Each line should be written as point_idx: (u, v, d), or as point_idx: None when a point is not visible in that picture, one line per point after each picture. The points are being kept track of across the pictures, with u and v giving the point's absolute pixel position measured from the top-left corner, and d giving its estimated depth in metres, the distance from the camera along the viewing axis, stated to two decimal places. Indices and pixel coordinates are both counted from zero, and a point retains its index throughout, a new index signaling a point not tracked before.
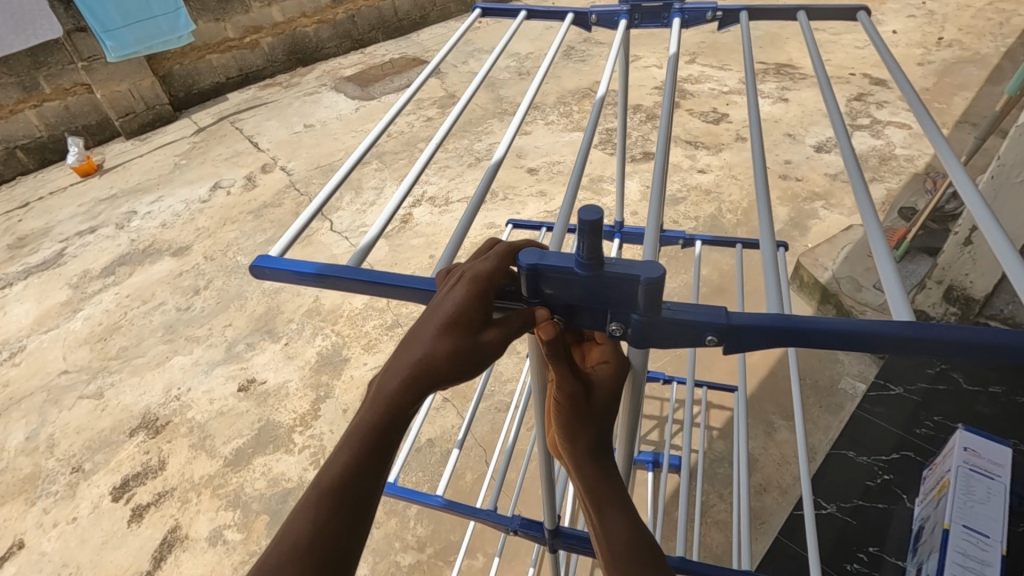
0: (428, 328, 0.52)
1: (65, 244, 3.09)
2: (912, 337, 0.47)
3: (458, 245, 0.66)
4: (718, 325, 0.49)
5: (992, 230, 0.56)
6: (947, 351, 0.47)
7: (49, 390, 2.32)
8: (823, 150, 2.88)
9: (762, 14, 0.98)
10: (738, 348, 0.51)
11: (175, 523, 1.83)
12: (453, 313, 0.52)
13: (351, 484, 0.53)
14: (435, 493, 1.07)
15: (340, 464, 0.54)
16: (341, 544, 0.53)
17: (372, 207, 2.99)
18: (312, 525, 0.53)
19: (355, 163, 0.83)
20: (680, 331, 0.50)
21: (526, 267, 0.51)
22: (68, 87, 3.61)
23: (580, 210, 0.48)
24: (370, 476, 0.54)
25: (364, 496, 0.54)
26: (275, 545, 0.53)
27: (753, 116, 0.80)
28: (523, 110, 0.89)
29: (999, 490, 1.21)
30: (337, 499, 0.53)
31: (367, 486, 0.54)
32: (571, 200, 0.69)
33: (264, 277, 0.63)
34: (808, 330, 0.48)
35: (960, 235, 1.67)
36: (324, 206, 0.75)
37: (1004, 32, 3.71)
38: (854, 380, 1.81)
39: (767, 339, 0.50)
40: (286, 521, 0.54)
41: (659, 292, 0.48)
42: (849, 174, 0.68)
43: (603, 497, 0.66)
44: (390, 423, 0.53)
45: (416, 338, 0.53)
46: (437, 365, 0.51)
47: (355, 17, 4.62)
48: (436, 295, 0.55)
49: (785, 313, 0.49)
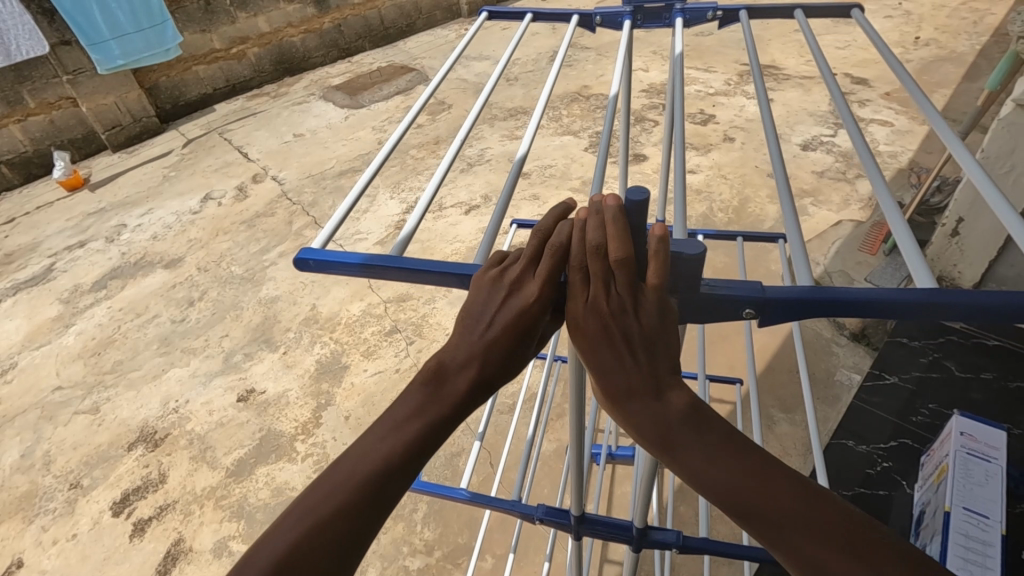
0: (485, 329, 0.54)
1: (54, 259, 3.06)
2: (938, 305, 0.49)
3: (492, 237, 0.67)
4: (755, 298, 0.51)
5: (999, 204, 0.58)
6: (970, 315, 0.49)
7: (43, 407, 2.28)
8: (809, 148, 2.94)
9: (760, 13, 1.00)
10: (771, 321, 0.53)
11: (178, 536, 1.81)
12: (505, 319, 0.53)
13: (385, 467, 0.52)
14: (457, 486, 1.05)
15: (371, 450, 0.52)
16: (362, 532, 0.50)
17: (366, 215, 3.00)
18: (339, 499, 0.50)
19: (381, 159, 0.83)
20: (718, 305, 0.53)
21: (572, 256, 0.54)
22: (54, 101, 3.57)
23: (626, 190, 0.50)
24: (404, 467, 0.52)
25: (394, 485, 0.52)
26: (286, 514, 0.50)
27: (762, 111, 0.82)
28: (538, 109, 0.90)
29: (995, 472, 1.24)
30: (369, 480, 0.51)
31: (400, 475, 0.52)
32: (597, 193, 0.71)
33: (307, 268, 0.63)
34: (840, 301, 0.50)
35: (947, 227, 1.72)
36: (356, 201, 0.75)
37: (978, 30, 3.82)
38: (849, 371, 1.86)
39: (800, 311, 0.51)
40: (307, 492, 0.51)
41: (698, 268, 0.50)
42: (862, 162, 0.70)
43: (669, 426, 0.50)
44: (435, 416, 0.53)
45: (467, 335, 0.54)
46: (486, 365, 0.53)
47: (341, 26, 4.63)
48: (477, 303, 0.54)
49: (817, 286, 0.51)
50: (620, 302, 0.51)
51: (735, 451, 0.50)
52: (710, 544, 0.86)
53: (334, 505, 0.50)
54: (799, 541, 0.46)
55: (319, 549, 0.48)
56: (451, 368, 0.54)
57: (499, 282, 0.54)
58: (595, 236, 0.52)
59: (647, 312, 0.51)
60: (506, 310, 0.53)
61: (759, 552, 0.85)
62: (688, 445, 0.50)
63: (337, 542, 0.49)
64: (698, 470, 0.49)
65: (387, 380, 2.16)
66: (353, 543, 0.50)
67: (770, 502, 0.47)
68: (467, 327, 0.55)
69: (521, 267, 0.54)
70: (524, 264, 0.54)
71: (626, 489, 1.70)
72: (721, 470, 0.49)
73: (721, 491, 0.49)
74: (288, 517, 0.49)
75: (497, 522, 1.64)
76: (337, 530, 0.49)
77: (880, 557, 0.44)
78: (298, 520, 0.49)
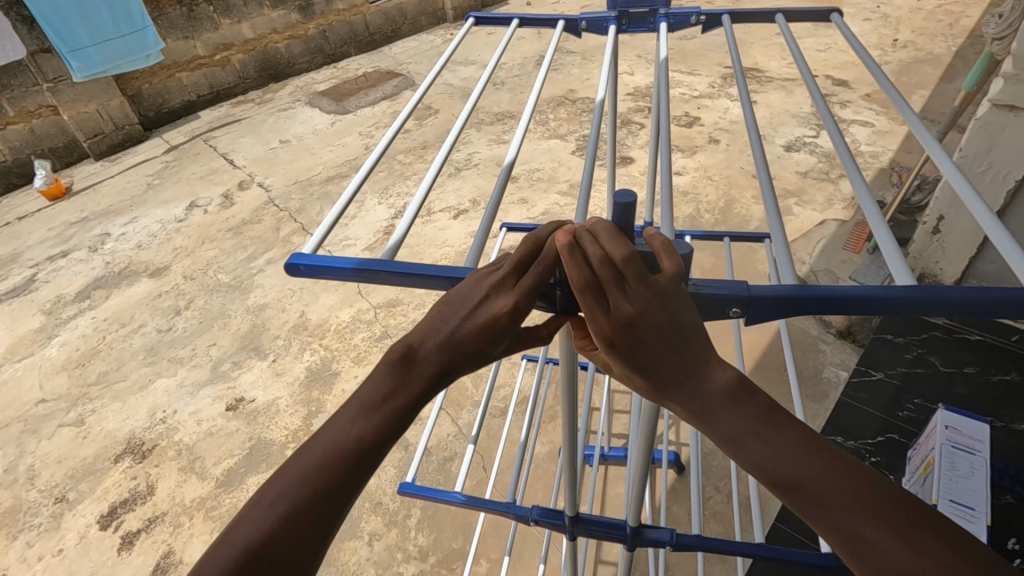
0: (457, 320, 0.54)
1: (35, 270, 3.01)
2: (917, 299, 0.50)
3: (483, 240, 0.67)
4: (741, 296, 0.51)
5: (977, 204, 0.59)
6: (952, 309, 0.50)
7: (26, 421, 2.24)
8: (793, 149, 2.98)
9: (743, 17, 1.02)
10: (757, 318, 0.53)
11: (168, 549, 1.78)
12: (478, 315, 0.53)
13: (350, 455, 0.54)
14: (452, 490, 1.05)
15: (338, 438, 0.55)
16: (331, 512, 0.54)
17: (354, 220, 2.99)
18: (308, 484, 0.53)
19: (372, 163, 0.83)
20: (704, 305, 0.53)
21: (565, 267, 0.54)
22: (33, 110, 3.52)
23: (614, 192, 0.52)
24: (370, 453, 0.55)
25: (362, 469, 0.55)
26: (265, 492, 0.54)
27: (746, 113, 0.83)
28: (526, 113, 0.91)
29: (980, 464, 1.26)
30: (336, 467, 0.54)
31: (366, 460, 0.55)
32: (585, 196, 0.72)
33: (298, 274, 0.63)
34: (823, 298, 0.51)
35: (928, 225, 1.75)
36: (347, 206, 0.75)
37: (953, 33, 3.89)
38: (836, 368, 1.91)
39: (786, 308, 0.52)
40: (277, 479, 0.54)
41: (683, 268, 0.51)
42: (845, 163, 0.71)
43: (714, 405, 0.52)
44: (401, 404, 0.55)
45: (440, 326, 0.54)
46: (455, 356, 0.54)
47: (326, 32, 4.62)
48: (460, 297, 0.54)
49: (802, 284, 0.52)
50: (644, 299, 0.49)
51: (782, 429, 0.51)
52: (704, 541, 0.86)
53: (304, 491, 0.53)
54: (838, 515, 0.49)
55: (293, 529, 0.53)
56: (419, 361, 0.54)
57: (484, 281, 0.54)
58: (591, 250, 0.50)
59: (671, 301, 0.50)
60: (485, 307, 0.53)
61: (752, 547, 0.85)
62: (731, 422, 0.51)
63: (309, 525, 0.53)
64: (741, 444, 0.51)
65: None
66: (323, 523, 0.54)
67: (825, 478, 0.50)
68: (443, 315, 0.55)
69: (502, 276, 0.53)
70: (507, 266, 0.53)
71: (619, 490, 1.71)
72: (767, 446, 0.51)
73: (768, 469, 0.51)
74: (268, 495, 0.53)
75: (492, 526, 1.64)
76: (305, 513, 0.53)
77: (921, 535, 0.47)
78: (275, 504, 0.53)
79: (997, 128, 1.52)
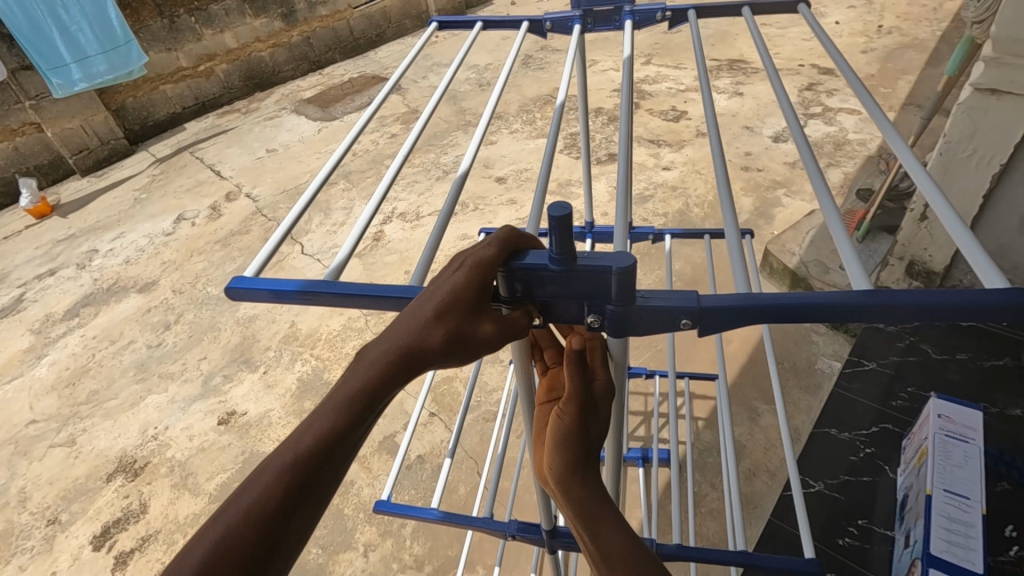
0: (425, 308, 0.51)
1: (23, 289, 2.99)
2: (864, 304, 0.48)
3: (432, 253, 0.65)
4: (690, 308, 0.51)
5: (939, 202, 0.59)
6: (908, 315, 0.48)
7: (16, 442, 2.22)
8: (781, 140, 2.98)
9: (709, 12, 1.01)
10: (712, 330, 0.52)
11: (162, 567, 1.76)
12: (450, 296, 0.51)
13: (312, 458, 0.49)
14: (429, 507, 1.03)
15: (291, 447, 0.50)
16: (285, 534, 0.48)
17: (342, 227, 2.97)
18: (257, 504, 0.47)
19: (324, 177, 0.81)
20: (654, 317, 0.52)
21: (508, 267, 0.52)
22: (16, 128, 3.49)
23: (550, 207, 0.49)
24: (332, 457, 0.50)
25: (323, 483, 0.50)
26: (242, 496, 0.48)
27: (707, 109, 0.81)
28: (486, 117, 0.88)
29: (975, 452, 1.25)
30: (295, 475, 0.49)
31: (326, 470, 0.49)
32: (539, 204, 0.71)
33: (240, 297, 0.62)
34: (776, 308, 0.49)
35: (916, 212, 1.74)
36: (294, 226, 0.73)
37: (938, 17, 3.89)
38: (829, 359, 1.89)
39: (740, 318, 0.51)
40: (230, 495, 0.49)
41: (631, 281, 0.50)
42: (804, 160, 0.70)
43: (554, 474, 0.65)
44: (364, 398, 0.50)
45: (406, 314, 0.51)
46: (427, 349, 0.50)
47: (310, 39, 4.59)
48: (435, 281, 0.52)
49: (752, 293, 0.50)
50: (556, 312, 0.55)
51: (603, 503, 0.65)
52: (684, 551, 0.88)
53: (274, 497, 0.48)
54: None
55: (241, 555, 0.46)
56: (383, 355, 0.51)
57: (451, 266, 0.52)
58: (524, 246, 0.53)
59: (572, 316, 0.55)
60: (455, 290, 0.51)
61: (734, 555, 0.87)
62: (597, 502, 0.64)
63: (260, 547, 0.47)
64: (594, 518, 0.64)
65: None
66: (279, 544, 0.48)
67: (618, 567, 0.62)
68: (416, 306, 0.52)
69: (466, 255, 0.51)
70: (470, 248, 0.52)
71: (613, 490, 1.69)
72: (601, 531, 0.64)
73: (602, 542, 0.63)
74: (243, 493, 0.48)
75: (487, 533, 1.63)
76: (251, 536, 0.47)
77: None
78: (253, 498, 0.48)
79: (980, 112, 1.50)
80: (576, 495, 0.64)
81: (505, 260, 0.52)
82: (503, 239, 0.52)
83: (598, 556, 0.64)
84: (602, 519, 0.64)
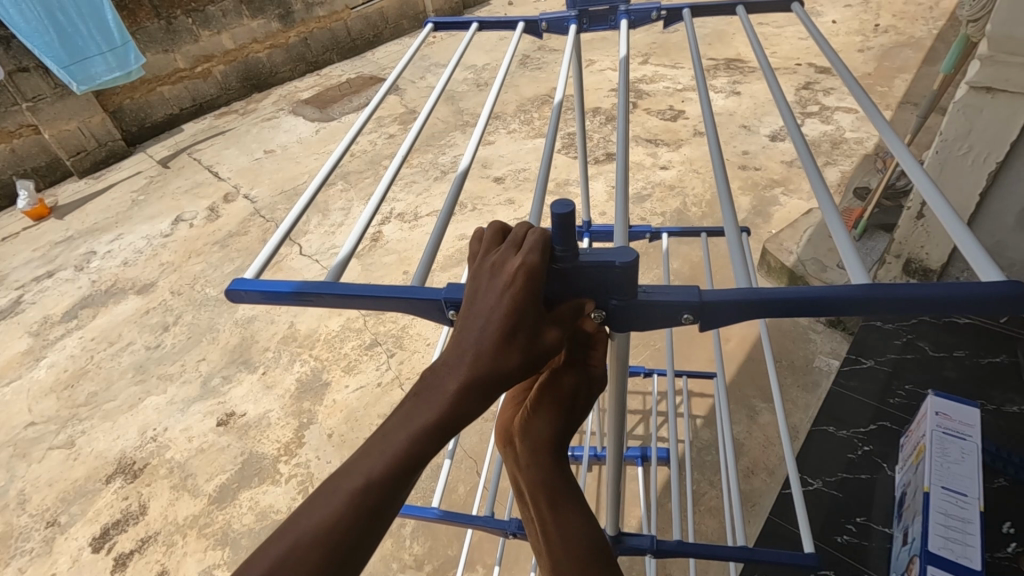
0: (489, 320, 0.50)
1: (21, 291, 2.98)
2: (861, 298, 0.49)
3: (432, 254, 0.66)
4: (692, 303, 0.51)
5: (935, 199, 0.59)
6: (907, 308, 0.49)
7: (15, 445, 2.22)
8: (778, 138, 2.98)
9: (704, 10, 1.01)
10: (713, 324, 0.53)
11: (162, 568, 1.76)
12: (512, 310, 0.50)
13: (382, 481, 0.49)
14: (429, 506, 1.03)
15: (360, 468, 0.49)
16: (352, 559, 0.48)
17: (340, 228, 2.97)
18: (325, 524, 0.47)
19: (323, 178, 0.81)
20: (657, 311, 0.53)
21: (562, 264, 0.51)
22: (14, 130, 3.48)
23: (552, 203, 0.50)
24: (403, 479, 0.49)
25: (391, 508, 0.49)
26: (309, 515, 0.48)
27: (704, 108, 0.82)
28: (484, 118, 0.88)
29: (972, 449, 1.25)
30: (365, 497, 0.48)
31: (397, 491, 0.49)
32: (538, 204, 0.72)
33: (243, 299, 0.62)
34: (776, 302, 0.50)
35: (912, 210, 1.75)
36: (293, 228, 0.73)
37: (934, 15, 3.90)
38: (826, 357, 1.88)
39: (740, 312, 0.51)
40: (295, 513, 0.48)
41: (632, 276, 0.50)
42: (801, 158, 0.70)
43: (529, 442, 0.68)
44: (438, 421, 0.50)
45: (469, 329, 0.51)
46: (497, 364, 0.50)
47: (307, 40, 4.59)
48: (489, 293, 0.51)
49: (754, 287, 0.51)
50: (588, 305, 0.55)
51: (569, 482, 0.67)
52: (683, 546, 0.89)
53: (343, 519, 0.47)
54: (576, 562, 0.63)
55: None
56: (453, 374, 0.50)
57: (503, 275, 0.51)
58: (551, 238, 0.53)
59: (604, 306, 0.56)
60: (513, 303, 0.50)
61: (732, 550, 0.87)
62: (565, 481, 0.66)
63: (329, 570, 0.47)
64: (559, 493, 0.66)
65: (369, 395, 2.14)
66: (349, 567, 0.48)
67: (562, 546, 0.64)
68: (475, 319, 0.51)
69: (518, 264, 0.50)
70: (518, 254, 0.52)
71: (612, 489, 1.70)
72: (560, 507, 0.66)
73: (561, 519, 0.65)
74: (309, 512, 0.48)
75: (486, 532, 1.63)
76: (322, 561, 0.46)
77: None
78: (322, 518, 0.48)
79: (975, 111, 1.51)
80: (547, 470, 0.66)
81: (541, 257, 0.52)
82: (544, 242, 0.51)
83: (553, 532, 0.65)
84: (564, 495, 0.66)
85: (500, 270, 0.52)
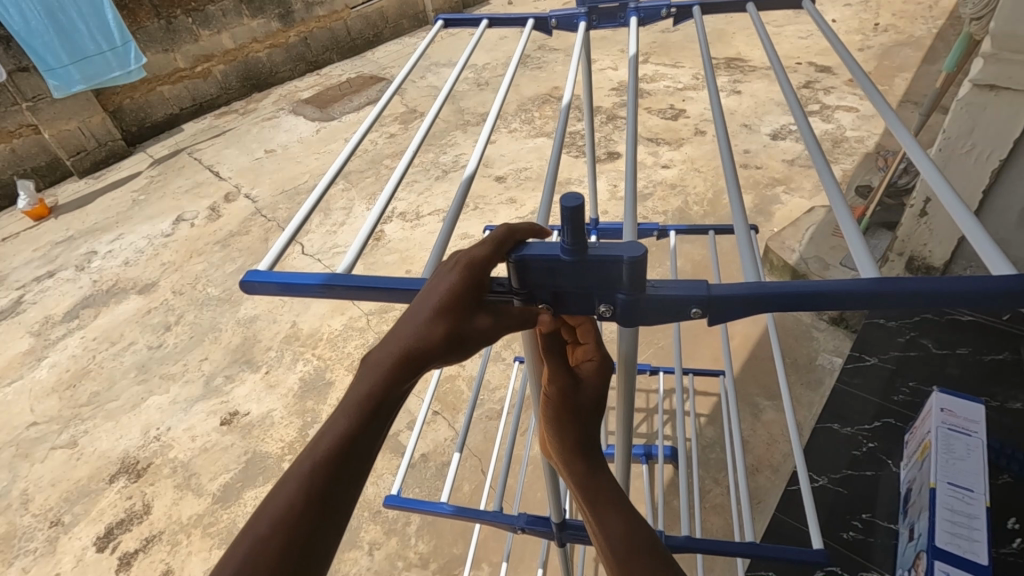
0: (424, 303, 0.52)
1: (22, 292, 2.98)
2: (873, 292, 0.49)
3: (443, 248, 0.66)
4: (700, 298, 0.51)
5: (947, 191, 0.59)
6: (919, 302, 0.49)
7: (18, 445, 2.21)
8: (779, 137, 2.99)
9: (713, 8, 1.01)
10: (720, 320, 0.52)
11: (166, 567, 1.76)
12: (448, 295, 0.51)
13: (325, 469, 0.50)
14: (439, 502, 1.03)
15: (305, 459, 0.51)
16: (313, 551, 0.49)
17: (342, 228, 2.97)
18: (279, 515, 0.49)
19: (334, 172, 0.81)
20: (664, 306, 0.52)
21: (515, 257, 0.52)
22: (13, 130, 3.47)
23: (562, 197, 0.50)
24: (346, 464, 0.50)
25: (339, 494, 0.50)
26: (264, 510, 0.49)
27: (714, 104, 0.82)
28: (494, 114, 0.88)
29: (977, 445, 1.25)
30: (310, 485, 0.49)
31: (342, 476, 0.50)
32: (549, 200, 0.71)
33: (256, 291, 0.62)
34: (786, 297, 0.50)
35: (915, 207, 1.75)
36: (304, 221, 0.73)
37: (933, 14, 3.91)
38: (830, 355, 1.88)
39: (749, 307, 0.51)
40: (254, 511, 0.50)
41: (641, 270, 0.50)
42: (812, 153, 0.70)
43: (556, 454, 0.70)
44: (372, 403, 0.51)
45: (406, 315, 0.52)
46: (428, 347, 0.50)
47: (307, 39, 4.58)
48: (430, 282, 0.53)
49: (761, 282, 0.51)
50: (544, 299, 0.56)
51: (603, 484, 0.68)
52: (692, 541, 0.89)
53: (294, 509, 0.49)
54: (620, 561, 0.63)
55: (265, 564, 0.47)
56: (388, 357, 0.51)
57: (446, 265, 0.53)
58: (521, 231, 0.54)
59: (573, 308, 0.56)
60: (449, 288, 0.51)
61: (741, 545, 0.87)
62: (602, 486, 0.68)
63: (285, 559, 0.48)
64: (597, 500, 0.67)
65: None
66: (311, 560, 0.49)
67: (615, 547, 0.64)
68: (414, 307, 0.52)
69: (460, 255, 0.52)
70: (466, 247, 0.54)
71: None
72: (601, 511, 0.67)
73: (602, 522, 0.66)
74: (263, 508, 0.49)
75: (492, 531, 1.63)
76: (280, 551, 0.48)
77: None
78: (274, 510, 0.49)
79: (978, 109, 1.51)
80: (580, 478, 0.68)
81: (512, 252, 0.52)
82: (492, 235, 0.52)
83: (601, 540, 0.66)
84: (602, 497, 0.67)
85: (446, 260, 0.54)
